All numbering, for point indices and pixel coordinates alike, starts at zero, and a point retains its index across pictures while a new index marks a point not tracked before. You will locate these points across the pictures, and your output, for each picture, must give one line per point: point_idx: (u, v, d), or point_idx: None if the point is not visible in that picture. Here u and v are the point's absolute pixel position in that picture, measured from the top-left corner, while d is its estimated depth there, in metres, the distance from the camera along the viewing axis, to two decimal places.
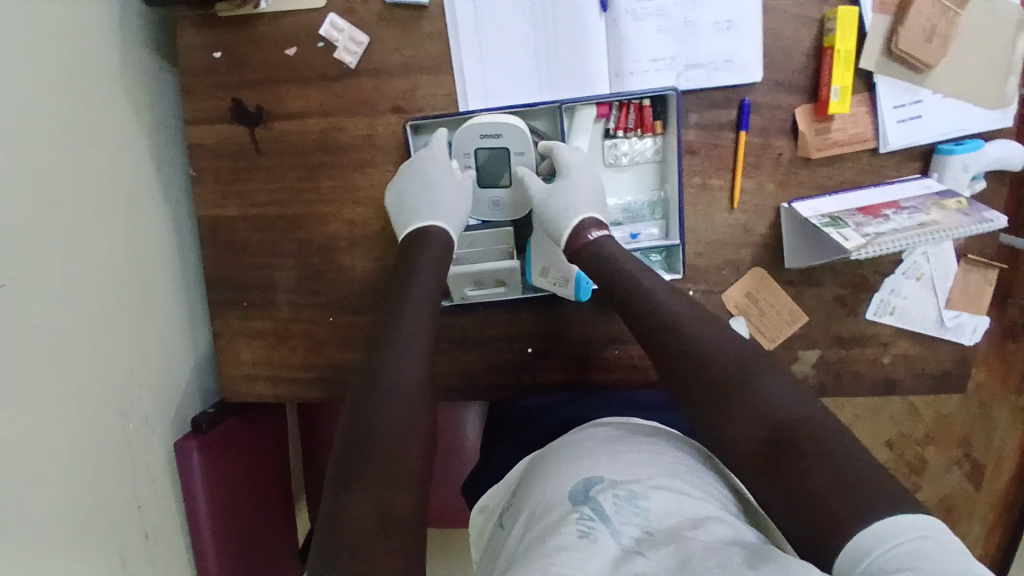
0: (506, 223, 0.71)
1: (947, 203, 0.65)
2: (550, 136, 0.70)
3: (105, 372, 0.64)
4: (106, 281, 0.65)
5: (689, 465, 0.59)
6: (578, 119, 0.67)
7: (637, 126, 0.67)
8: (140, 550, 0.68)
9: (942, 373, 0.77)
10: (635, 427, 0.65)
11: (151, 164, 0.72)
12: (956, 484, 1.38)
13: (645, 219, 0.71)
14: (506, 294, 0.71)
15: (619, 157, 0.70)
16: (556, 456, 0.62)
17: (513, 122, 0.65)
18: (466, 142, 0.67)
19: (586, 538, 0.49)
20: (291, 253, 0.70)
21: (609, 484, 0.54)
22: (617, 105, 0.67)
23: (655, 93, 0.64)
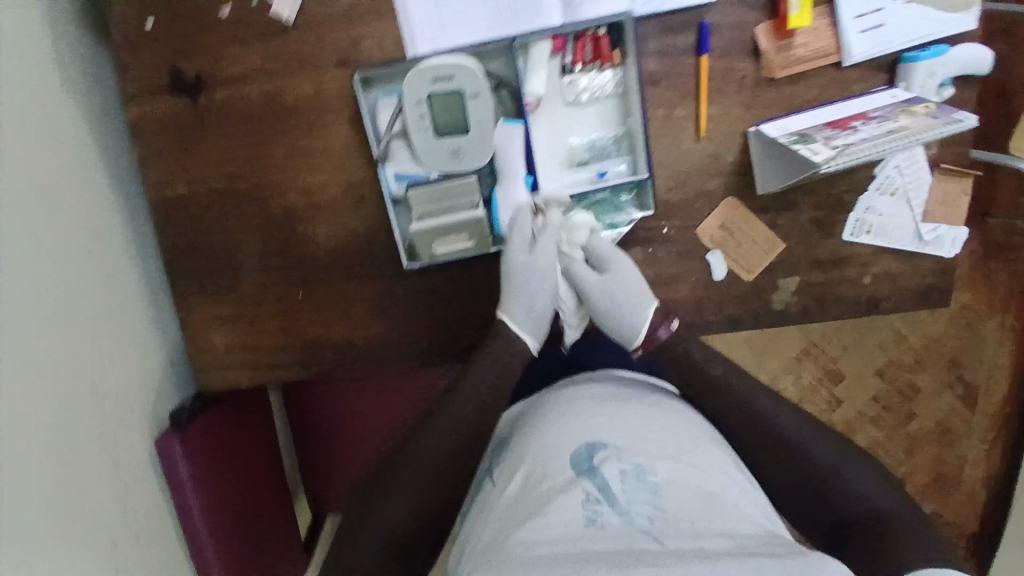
0: (469, 174, 0.65)
1: (915, 109, 0.64)
2: (505, 78, 0.65)
3: (77, 365, 0.61)
4: (66, 269, 0.62)
5: (688, 433, 0.63)
6: (532, 58, 0.63)
7: (594, 58, 0.64)
8: (132, 544, 0.66)
9: (924, 287, 0.77)
10: (625, 389, 0.69)
11: (97, 143, 0.68)
12: (948, 406, 1.39)
13: (612, 155, 0.68)
14: (474, 251, 0.67)
15: (579, 94, 0.66)
16: (554, 415, 0.64)
17: (467, 64, 0.59)
18: (415, 88, 0.60)
19: (593, 523, 0.52)
20: (251, 227, 0.68)
21: (616, 455, 0.56)
22: (572, 37, 0.64)
23: (610, 19, 0.61)
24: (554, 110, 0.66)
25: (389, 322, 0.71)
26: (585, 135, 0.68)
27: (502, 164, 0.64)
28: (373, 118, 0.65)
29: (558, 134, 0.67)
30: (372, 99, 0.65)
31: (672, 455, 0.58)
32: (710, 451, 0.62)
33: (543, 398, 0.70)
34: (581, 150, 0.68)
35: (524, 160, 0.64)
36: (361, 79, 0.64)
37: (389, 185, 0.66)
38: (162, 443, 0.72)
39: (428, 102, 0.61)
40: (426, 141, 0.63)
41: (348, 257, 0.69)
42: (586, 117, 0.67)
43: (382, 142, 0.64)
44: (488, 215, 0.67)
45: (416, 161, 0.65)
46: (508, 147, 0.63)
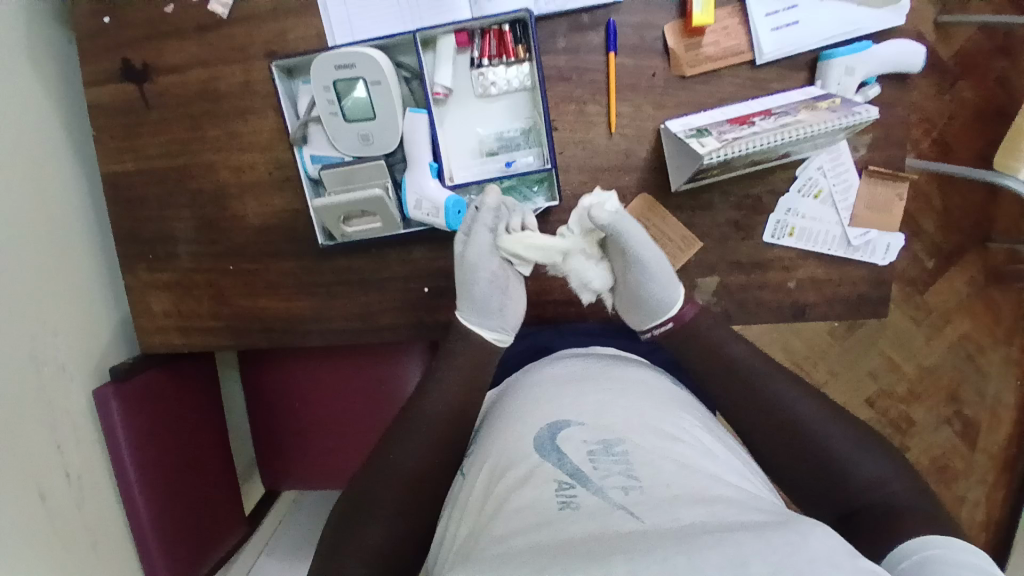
0: (378, 157, 0.69)
1: (819, 105, 0.64)
2: (415, 71, 0.69)
3: (13, 317, 0.68)
4: (11, 233, 0.69)
5: (663, 408, 0.62)
6: (438, 51, 0.68)
7: (500, 53, 0.68)
8: (60, 487, 0.72)
9: (855, 296, 0.75)
10: (606, 366, 0.69)
11: (59, 124, 0.76)
12: (947, 441, 1.31)
13: (520, 147, 0.72)
14: (383, 231, 0.71)
15: (488, 86, 0.69)
16: (526, 406, 0.63)
17: (363, 52, 0.64)
18: (322, 75, 0.66)
19: (567, 506, 0.49)
20: (188, 204, 0.74)
21: (580, 435, 0.56)
22: (479, 34, 0.68)
23: (508, 15, 0.65)
24: (463, 102, 0.71)
25: (312, 298, 0.76)
26: (494, 127, 0.71)
27: (408, 148, 0.68)
28: (293, 105, 0.71)
29: (468, 124, 0.71)
30: (295, 87, 0.72)
31: (640, 431, 0.57)
32: (684, 427, 0.60)
33: (521, 386, 0.70)
34: (490, 141, 0.71)
35: (428, 146, 0.68)
36: (284, 69, 0.70)
37: (306, 167, 0.71)
38: (98, 393, 0.77)
39: (336, 89, 0.66)
40: (337, 126, 0.68)
41: (275, 237, 0.74)
42: (496, 109, 0.71)
43: (298, 125, 0.70)
44: (398, 197, 0.72)
45: (331, 146, 0.70)
46: (413, 133, 0.67)
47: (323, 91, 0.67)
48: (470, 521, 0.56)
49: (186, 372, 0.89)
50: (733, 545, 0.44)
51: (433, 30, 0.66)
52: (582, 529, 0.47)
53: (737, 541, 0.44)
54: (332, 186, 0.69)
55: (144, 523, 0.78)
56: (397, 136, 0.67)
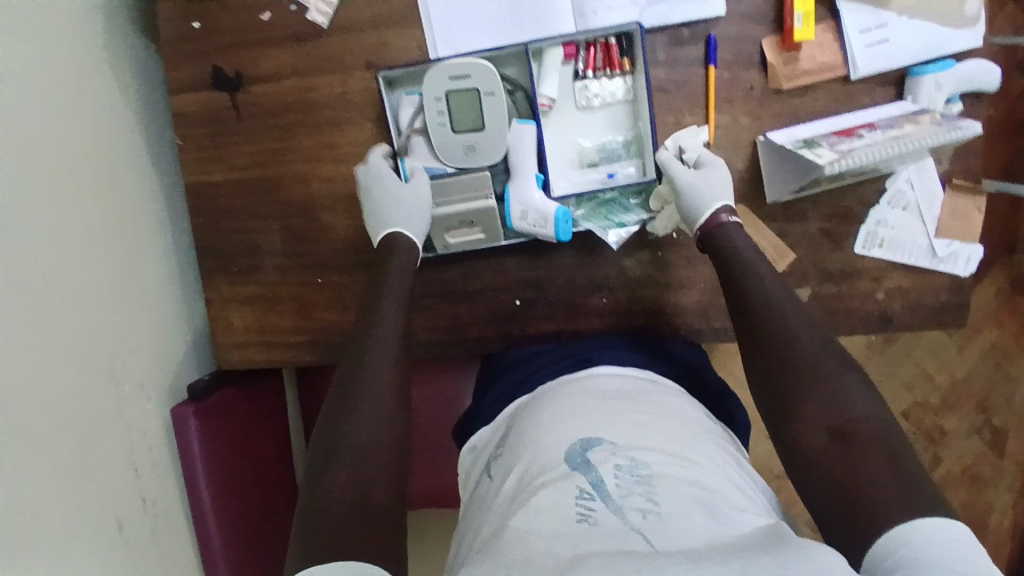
0: (482, 169, 0.70)
1: (921, 119, 0.66)
2: (521, 82, 0.70)
3: (97, 333, 0.65)
4: (97, 246, 0.66)
5: (694, 431, 0.58)
6: (544, 63, 0.68)
7: (605, 65, 0.69)
8: (137, 515, 0.68)
9: (939, 305, 0.76)
10: (642, 382, 0.65)
11: (138, 135, 0.74)
12: (976, 450, 1.33)
13: (622, 158, 0.73)
14: (485, 243, 0.72)
15: (590, 99, 0.71)
16: (548, 410, 0.60)
17: (478, 61, 0.66)
18: (435, 85, 0.67)
19: (584, 521, 0.48)
20: (275, 214, 0.72)
21: (613, 449, 0.53)
22: (584, 46, 0.69)
23: (618, 28, 0.66)
24: (566, 113, 0.72)
25: None
26: (596, 139, 0.73)
27: (513, 160, 0.69)
28: (395, 116, 0.70)
29: (571, 135, 0.73)
30: (396, 99, 0.71)
31: (672, 452, 0.54)
32: (714, 452, 0.57)
33: (545, 392, 0.65)
34: (592, 151, 0.73)
35: (534, 158, 0.69)
36: (386, 81, 0.70)
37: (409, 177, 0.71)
38: (176, 412, 0.75)
39: (446, 100, 0.67)
40: (444, 137, 0.69)
41: (366, 248, 0.72)
42: (597, 121, 0.72)
43: (402, 137, 0.70)
44: (500, 209, 0.72)
45: (434, 156, 0.71)
46: (520, 144, 0.69)
47: (433, 101, 0.67)
48: (481, 525, 0.56)
49: (254, 387, 0.88)
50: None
51: (542, 41, 0.67)
52: (598, 546, 0.46)
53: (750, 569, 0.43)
54: (440, 197, 0.71)
55: (214, 546, 0.77)
56: (503, 147, 0.68)
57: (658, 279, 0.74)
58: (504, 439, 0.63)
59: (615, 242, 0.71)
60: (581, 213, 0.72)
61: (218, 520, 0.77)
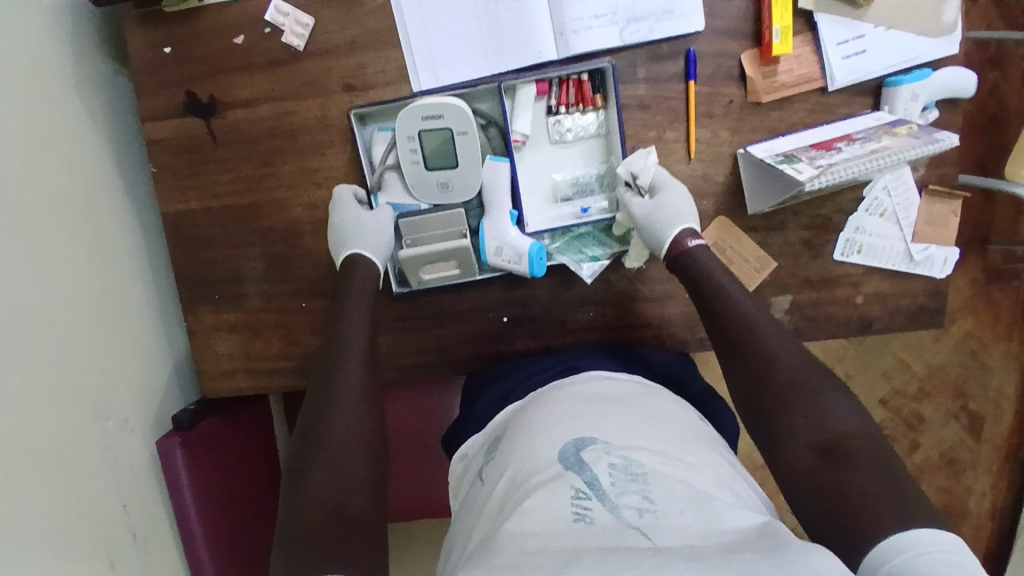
0: (457, 206, 0.71)
1: (897, 130, 0.67)
2: (494, 118, 0.71)
3: (80, 368, 0.64)
4: (75, 280, 0.64)
5: (686, 430, 0.57)
6: (518, 99, 0.70)
7: (578, 101, 0.71)
8: (130, 550, 0.67)
9: (916, 308, 0.78)
10: (632, 385, 0.64)
11: (111, 163, 0.72)
12: (954, 436, 1.35)
13: (594, 191, 0.74)
14: (460, 277, 0.72)
15: (564, 133, 0.72)
16: (540, 414, 0.59)
17: (452, 103, 0.66)
18: (408, 125, 0.67)
19: (581, 520, 0.47)
20: (256, 240, 0.71)
21: (607, 449, 0.52)
22: (557, 82, 0.70)
23: (591, 66, 0.68)
24: (540, 148, 0.74)
25: (389, 334, 0.76)
26: (570, 173, 0.74)
27: (487, 197, 0.70)
28: (369, 152, 0.71)
29: (545, 170, 0.74)
30: (369, 134, 0.72)
31: (666, 451, 0.53)
32: (709, 452, 0.56)
33: (536, 397, 0.64)
34: (565, 186, 0.74)
35: (509, 195, 0.70)
36: (358, 116, 0.70)
37: None
38: (163, 444, 0.74)
39: (420, 139, 0.68)
40: (418, 175, 0.69)
41: None
42: (570, 155, 0.74)
43: (376, 173, 0.71)
44: (475, 242, 0.73)
45: (408, 192, 0.72)
46: (494, 181, 0.70)
47: (406, 140, 0.68)
48: (474, 529, 0.54)
49: (241, 413, 0.88)
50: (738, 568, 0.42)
51: (517, 79, 0.68)
52: (596, 545, 0.45)
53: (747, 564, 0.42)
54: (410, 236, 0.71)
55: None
56: (477, 184, 0.69)
57: (643, 292, 0.75)
58: (495, 443, 0.62)
59: (590, 275, 0.73)
60: (555, 246, 0.74)
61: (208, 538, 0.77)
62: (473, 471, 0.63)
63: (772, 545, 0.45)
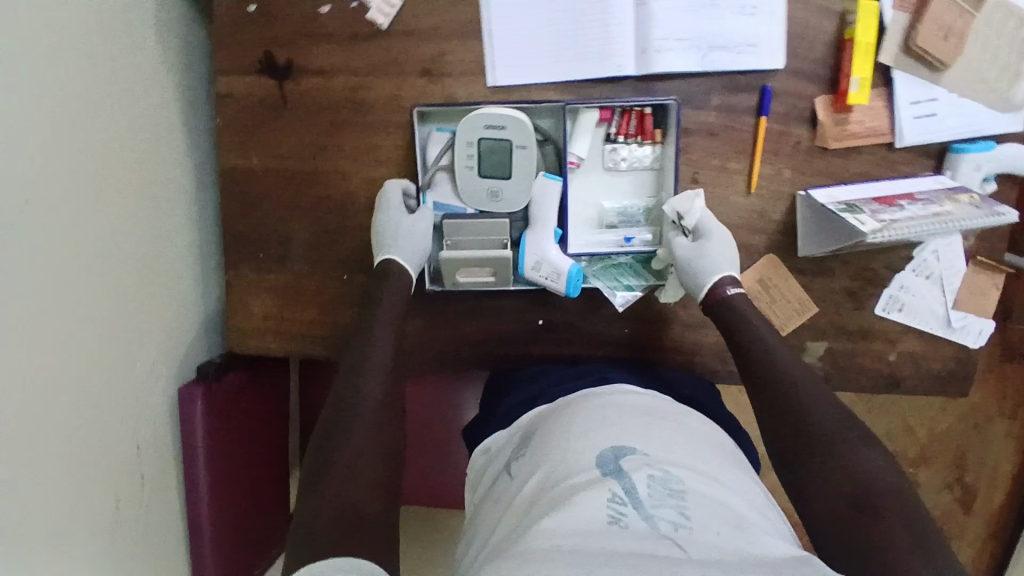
0: (502, 216, 0.71)
1: (960, 197, 0.67)
2: (553, 135, 0.72)
3: (118, 307, 0.63)
4: (127, 219, 0.64)
5: (725, 457, 0.56)
6: (579, 122, 0.71)
7: (637, 133, 0.72)
8: (134, 496, 0.67)
9: (946, 373, 0.78)
10: (671, 404, 0.62)
11: (178, 109, 0.72)
12: (944, 506, 1.24)
13: (639, 223, 0.75)
14: (494, 285, 0.72)
15: (618, 162, 0.73)
16: (577, 417, 0.57)
17: (516, 116, 0.66)
18: (469, 131, 0.67)
19: (615, 524, 0.45)
20: (310, 208, 0.71)
21: (646, 459, 0.50)
22: (619, 111, 0.71)
23: (656, 102, 0.68)
24: (592, 173, 0.74)
25: (423, 320, 0.76)
26: (618, 202, 0.75)
27: (534, 213, 0.71)
28: (423, 151, 0.71)
29: (594, 196, 0.75)
30: (427, 133, 0.71)
31: (705, 470, 0.51)
32: (746, 481, 0.54)
33: (571, 401, 0.63)
34: (612, 214, 0.75)
35: (556, 214, 0.71)
36: (420, 114, 0.70)
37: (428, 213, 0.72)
38: (184, 394, 0.74)
39: (478, 146, 0.68)
40: (470, 180, 0.69)
41: None
42: (621, 184, 0.75)
43: (428, 173, 0.70)
44: (514, 255, 0.73)
45: (456, 196, 0.72)
46: (543, 198, 0.70)
47: (464, 146, 0.68)
48: (498, 524, 0.52)
49: (265, 374, 0.88)
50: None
51: (581, 103, 0.69)
52: (627, 550, 0.43)
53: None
54: (451, 238, 0.71)
55: (205, 530, 0.77)
56: (526, 199, 0.70)
57: (681, 317, 0.75)
58: (526, 442, 0.60)
59: (622, 304, 0.73)
60: (592, 270, 0.74)
61: (211, 493, 0.77)
62: (498, 467, 0.62)
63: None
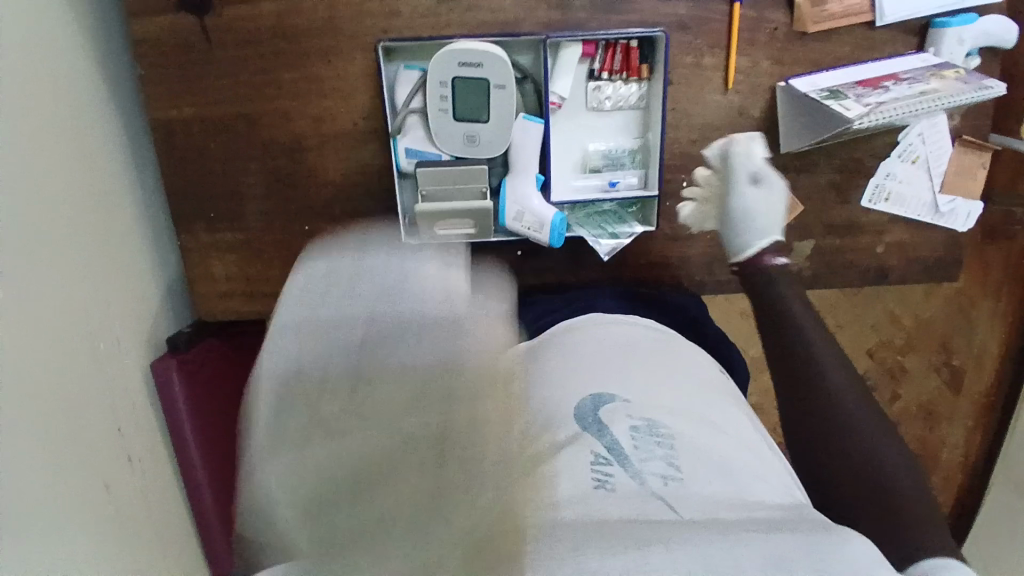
0: (481, 162, 0.65)
1: (947, 73, 0.64)
2: (533, 73, 0.66)
3: (71, 285, 0.59)
4: (63, 191, 0.58)
5: (708, 390, 0.54)
6: (561, 59, 0.64)
7: (623, 69, 0.66)
8: (125, 474, 0.65)
9: (934, 259, 0.77)
10: (652, 337, 0.59)
11: (97, 59, 0.64)
12: (934, 388, 1.25)
13: (625, 166, 0.71)
14: (473, 237, 0.68)
15: (602, 101, 0.68)
16: (554, 364, 0.54)
17: (494, 52, 0.60)
18: (443, 68, 0.61)
19: (602, 486, 0.42)
20: (260, 157, 0.66)
21: (627, 410, 0.48)
22: (604, 45, 0.65)
23: (645, 34, 0.63)
24: (575, 114, 0.69)
25: None
26: (604, 143, 0.70)
27: (515, 158, 0.65)
28: (392, 92, 0.65)
29: (578, 138, 0.70)
30: (393, 70, 0.65)
31: (688, 413, 0.49)
32: (730, 415, 0.52)
33: (545, 344, 0.59)
34: (596, 157, 0.70)
35: (537, 158, 0.66)
36: (386, 48, 0.64)
37: (399, 160, 0.66)
38: (159, 368, 0.71)
39: (452, 86, 0.62)
40: (444, 124, 0.64)
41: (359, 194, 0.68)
42: (606, 124, 0.70)
43: (398, 116, 0.64)
44: (494, 204, 0.68)
45: (429, 140, 0.65)
46: (523, 142, 0.65)
47: (437, 86, 0.62)
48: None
49: (243, 338, 0.85)
50: (773, 552, 0.38)
51: (563, 37, 0.63)
52: (617, 515, 0.40)
53: (777, 546, 0.38)
54: (425, 187, 0.65)
55: (207, 497, 0.76)
56: (505, 144, 0.64)
57: (665, 231, 0.72)
58: None
59: (606, 252, 0.70)
60: (575, 219, 0.71)
61: (207, 463, 0.76)
62: None
63: (799, 525, 0.41)
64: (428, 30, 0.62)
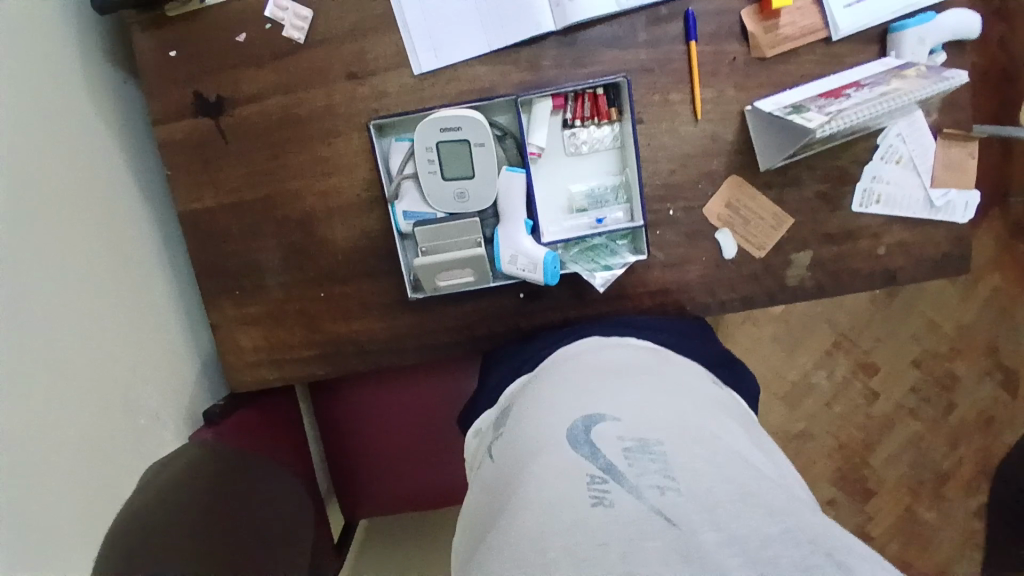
0: (472, 215, 0.70)
1: (906, 73, 0.66)
2: (511, 130, 0.72)
3: (109, 366, 0.64)
4: (99, 282, 0.65)
5: (704, 404, 0.54)
6: (535, 113, 0.70)
7: (594, 115, 0.71)
8: None
9: (941, 256, 0.76)
10: (645, 360, 0.60)
11: (128, 168, 0.73)
12: (989, 394, 1.19)
13: (610, 203, 0.75)
14: (474, 283, 0.72)
15: (579, 146, 0.73)
16: (547, 395, 0.55)
17: (471, 116, 0.66)
18: (426, 136, 0.67)
19: (599, 503, 0.41)
20: (275, 235, 0.73)
21: (618, 430, 0.48)
22: (572, 96, 0.71)
23: (606, 82, 0.68)
24: (555, 161, 0.74)
25: (407, 317, 0.75)
26: (586, 184, 0.75)
27: (504, 207, 0.70)
28: (387, 162, 0.71)
29: (562, 182, 0.75)
30: (387, 144, 0.72)
31: (682, 425, 0.49)
32: (724, 425, 0.52)
33: (541, 380, 0.60)
34: (581, 197, 0.75)
35: (524, 205, 0.70)
36: (377, 127, 0.70)
37: (398, 222, 0.72)
38: (195, 438, 0.75)
39: (437, 150, 0.68)
40: (435, 185, 0.69)
41: (366, 258, 0.73)
42: (587, 167, 0.75)
43: (393, 183, 0.70)
44: (490, 251, 0.73)
45: (424, 202, 0.71)
46: (509, 193, 0.69)
47: (424, 151, 0.68)
48: (485, 522, 0.49)
49: (272, 407, 0.89)
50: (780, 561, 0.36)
51: (533, 94, 0.68)
52: (615, 532, 0.39)
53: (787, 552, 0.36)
54: (424, 244, 0.70)
55: None
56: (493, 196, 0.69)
57: (661, 259, 0.74)
58: (508, 418, 0.59)
59: (602, 284, 0.74)
60: (570, 255, 0.75)
61: None
62: (486, 450, 0.60)
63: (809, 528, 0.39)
64: (413, 103, 0.69)
